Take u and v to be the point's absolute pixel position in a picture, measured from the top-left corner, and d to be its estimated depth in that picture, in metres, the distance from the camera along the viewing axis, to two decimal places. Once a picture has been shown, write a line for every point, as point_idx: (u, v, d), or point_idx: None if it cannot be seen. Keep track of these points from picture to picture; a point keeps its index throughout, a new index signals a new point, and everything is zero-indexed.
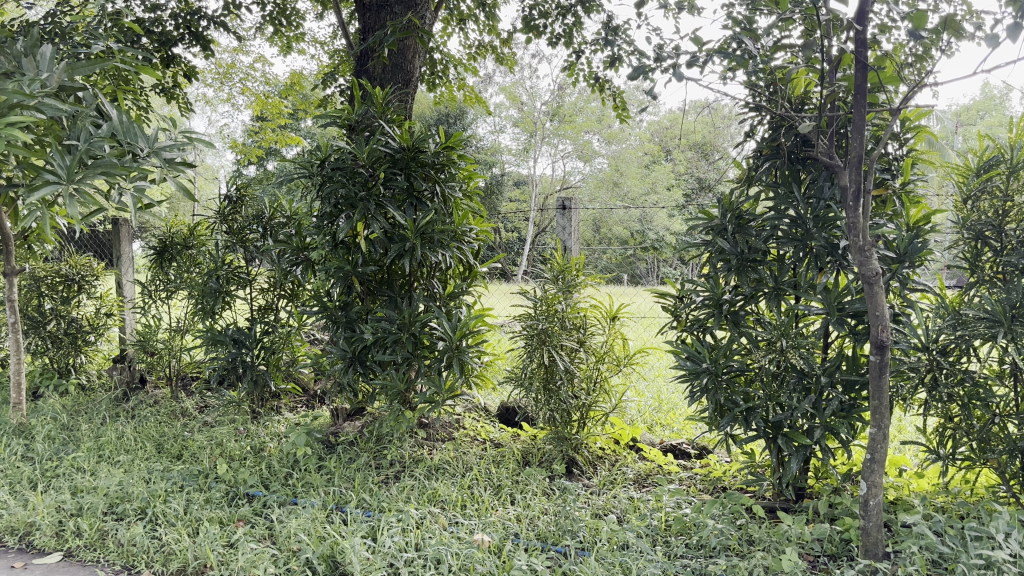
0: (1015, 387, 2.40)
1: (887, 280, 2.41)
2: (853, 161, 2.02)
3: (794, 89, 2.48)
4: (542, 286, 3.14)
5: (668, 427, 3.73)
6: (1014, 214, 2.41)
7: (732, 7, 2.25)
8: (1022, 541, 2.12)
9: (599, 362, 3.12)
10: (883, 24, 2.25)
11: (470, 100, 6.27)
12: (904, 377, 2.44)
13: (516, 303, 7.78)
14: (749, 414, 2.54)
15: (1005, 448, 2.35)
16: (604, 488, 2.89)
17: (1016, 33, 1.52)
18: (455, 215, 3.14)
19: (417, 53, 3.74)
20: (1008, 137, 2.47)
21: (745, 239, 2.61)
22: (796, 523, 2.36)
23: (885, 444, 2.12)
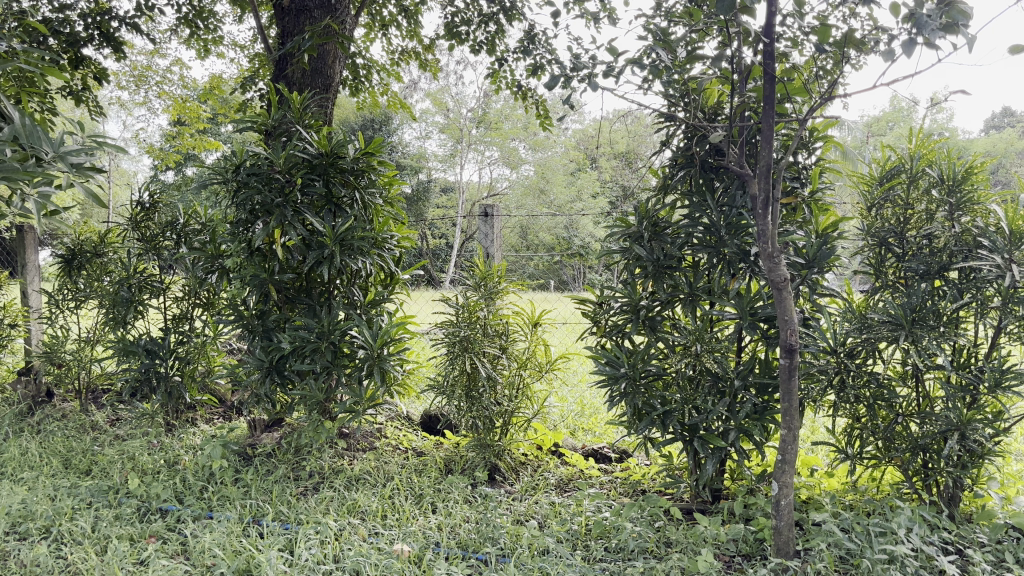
0: (917, 388, 2.50)
1: (796, 286, 2.50)
2: (762, 169, 2.06)
3: (708, 99, 2.55)
4: (464, 293, 3.13)
5: (590, 431, 3.76)
6: (915, 221, 2.52)
7: (649, 19, 2.29)
8: (923, 536, 2.21)
9: (521, 369, 3.14)
10: (790, 37, 2.33)
11: (394, 107, 6.22)
12: (814, 379, 2.50)
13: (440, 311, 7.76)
14: (666, 418, 2.58)
15: (908, 445, 2.44)
16: (526, 494, 2.90)
17: (911, 48, 1.59)
18: (375, 222, 3.12)
19: (337, 58, 3.70)
20: (909, 148, 2.57)
21: (661, 246, 2.66)
22: (711, 524, 2.40)
23: (795, 445, 2.18)
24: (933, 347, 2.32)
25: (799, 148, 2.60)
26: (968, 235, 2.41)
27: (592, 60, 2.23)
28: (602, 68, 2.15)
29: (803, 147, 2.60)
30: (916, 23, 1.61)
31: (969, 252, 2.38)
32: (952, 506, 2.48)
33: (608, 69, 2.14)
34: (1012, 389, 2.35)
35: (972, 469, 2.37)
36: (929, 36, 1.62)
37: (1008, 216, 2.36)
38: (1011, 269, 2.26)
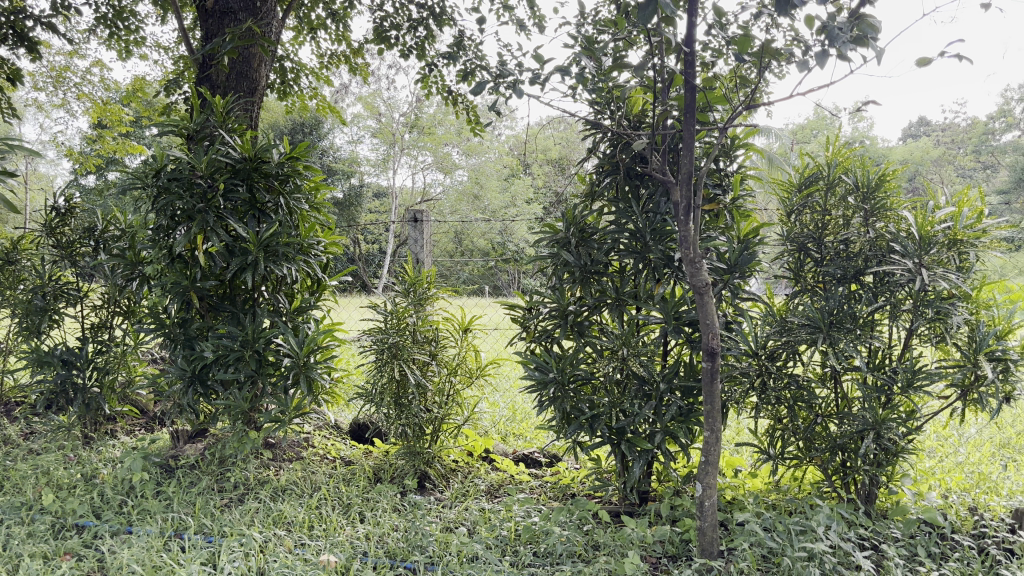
0: (835, 389, 2.58)
1: (719, 290, 2.54)
2: (685, 176, 2.11)
3: (632, 107, 2.59)
4: (393, 299, 3.11)
5: (521, 436, 3.77)
6: (832, 226, 2.59)
7: (574, 26, 2.31)
8: (841, 533, 2.28)
9: (451, 375, 3.13)
10: (712, 47, 2.38)
11: (324, 111, 6.14)
12: (736, 382, 2.56)
13: (370, 319, 7.68)
14: (594, 422, 2.60)
15: (827, 445, 2.51)
16: (456, 501, 2.89)
17: (823, 61, 1.63)
18: (302, 228, 3.09)
19: (262, 61, 3.65)
20: (826, 155, 2.64)
21: (588, 251, 2.67)
22: (638, 527, 2.43)
23: (718, 446, 2.22)
24: (850, 349, 2.40)
25: (720, 155, 2.65)
26: (882, 240, 2.50)
27: (517, 68, 2.24)
28: (528, 76, 2.16)
29: (724, 154, 2.65)
30: (828, 34, 1.65)
31: (883, 256, 2.47)
32: (869, 504, 2.58)
33: (534, 77, 2.15)
34: (923, 389, 2.44)
35: (887, 466, 2.46)
36: (840, 47, 1.67)
37: (918, 222, 2.45)
38: (922, 273, 2.34)
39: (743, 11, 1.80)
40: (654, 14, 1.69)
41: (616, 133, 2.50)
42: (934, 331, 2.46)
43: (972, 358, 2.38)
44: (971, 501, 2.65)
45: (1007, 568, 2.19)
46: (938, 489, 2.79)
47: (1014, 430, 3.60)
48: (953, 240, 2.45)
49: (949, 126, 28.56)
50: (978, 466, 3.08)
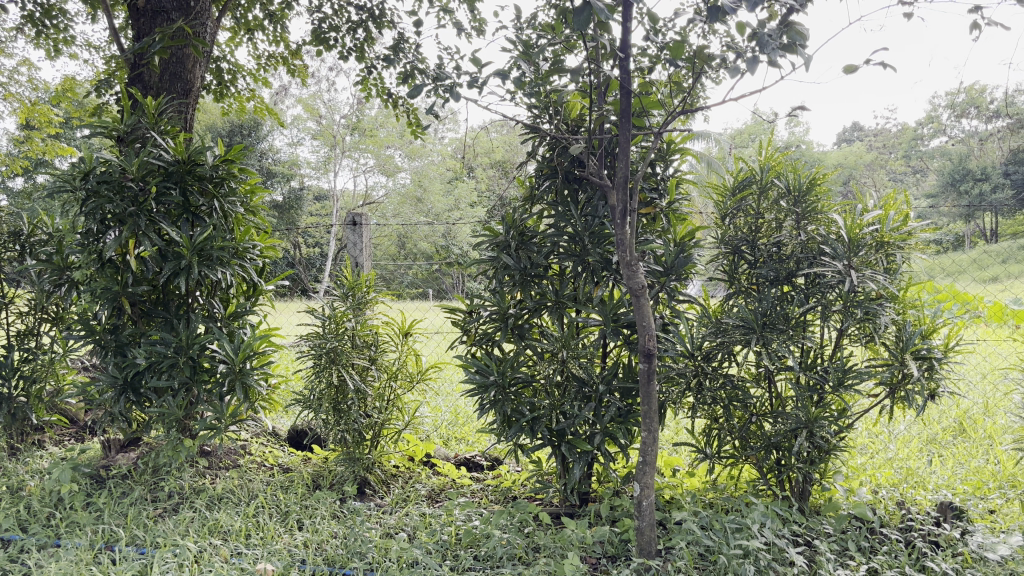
0: (769, 389, 2.63)
1: (656, 292, 2.58)
2: (621, 180, 2.13)
3: (570, 111, 2.61)
4: (331, 303, 3.08)
5: (463, 440, 3.76)
6: (765, 229, 2.65)
7: (512, 30, 2.32)
8: (775, 530, 2.32)
9: (391, 380, 3.11)
10: (647, 53, 2.41)
11: (262, 113, 6.04)
12: (673, 382, 2.59)
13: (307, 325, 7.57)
14: (535, 424, 2.61)
15: (761, 444, 2.57)
16: (396, 507, 2.87)
17: (754, 67, 1.66)
18: (236, 231, 3.05)
19: (196, 62, 3.58)
20: (759, 160, 2.69)
21: (527, 254, 2.68)
22: (578, 528, 2.44)
23: (655, 446, 2.25)
24: (783, 350, 2.46)
25: (656, 159, 2.69)
26: (813, 242, 2.56)
27: (455, 71, 2.24)
28: (465, 79, 2.16)
29: (660, 159, 2.70)
30: (759, 41, 1.68)
31: (814, 259, 2.53)
32: (802, 500, 2.64)
33: (472, 80, 2.15)
34: (853, 387, 2.51)
35: (820, 464, 2.52)
36: (770, 55, 1.70)
37: (848, 225, 2.51)
38: (851, 274, 2.41)
39: (678, 17, 1.83)
40: (590, 20, 1.69)
41: (553, 137, 2.52)
42: (863, 331, 2.53)
43: (899, 357, 2.46)
44: (899, 495, 2.73)
45: (933, 560, 2.26)
46: (868, 484, 2.86)
47: (940, 426, 3.71)
48: (880, 243, 2.53)
49: (881, 132, 29.38)
50: (906, 462, 3.18)
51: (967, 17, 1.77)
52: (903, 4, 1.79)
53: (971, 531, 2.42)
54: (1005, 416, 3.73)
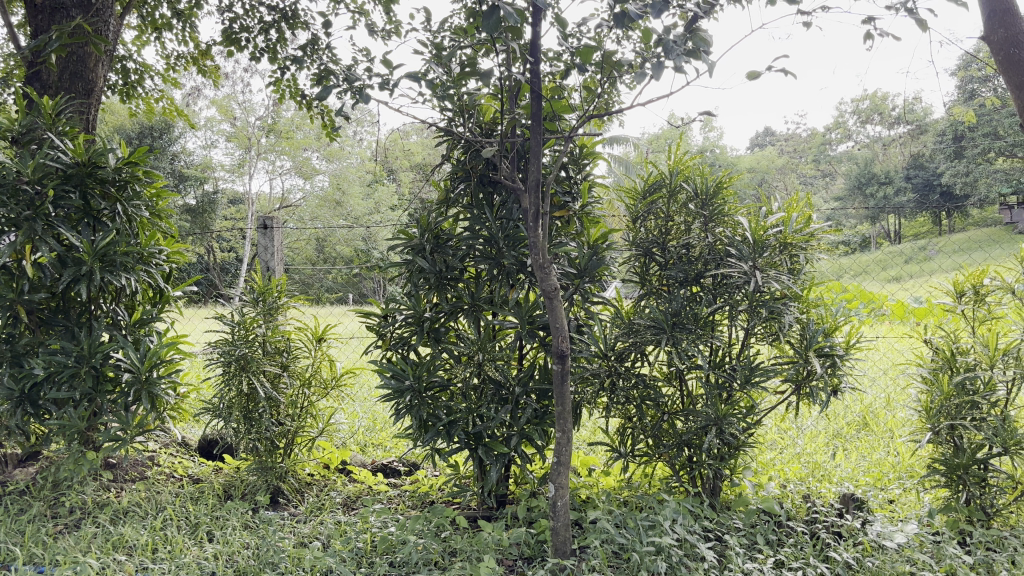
0: (680, 388, 2.69)
1: (570, 294, 2.60)
2: (533, 183, 2.15)
3: (482, 115, 2.63)
4: (240, 309, 3.01)
5: (380, 446, 3.72)
6: (675, 232, 2.70)
7: (424, 32, 2.30)
8: (686, 526, 2.37)
9: (304, 387, 3.06)
10: (559, 57, 2.44)
11: (171, 114, 5.86)
12: (587, 383, 2.63)
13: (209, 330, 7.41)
14: (451, 428, 2.61)
15: (674, 441, 2.61)
16: (311, 515, 2.82)
17: (659, 72, 1.69)
18: (142, 236, 2.96)
19: (99, 62, 3.46)
20: (668, 164, 2.74)
21: (442, 258, 2.67)
22: (495, 530, 2.45)
23: (569, 446, 2.27)
24: (692, 349, 2.51)
25: (569, 163, 2.72)
26: (720, 244, 2.61)
27: (367, 72, 2.22)
28: (376, 81, 2.14)
29: (573, 162, 2.73)
30: (664, 47, 1.71)
31: (720, 261, 2.58)
32: (713, 496, 2.69)
33: (383, 82, 2.14)
34: (760, 384, 2.58)
35: (729, 460, 2.59)
36: (676, 60, 1.74)
37: (752, 226, 2.60)
38: (756, 275, 2.48)
39: (586, 21, 1.85)
40: (501, 23, 1.71)
41: (466, 140, 2.52)
42: (768, 331, 2.61)
43: (802, 355, 2.54)
44: (805, 489, 2.82)
45: (836, 551, 2.34)
46: (776, 479, 2.95)
47: (844, 421, 3.85)
48: (783, 244, 2.61)
49: (791, 137, 30.32)
50: (812, 456, 3.28)
51: (859, 27, 1.84)
52: (802, 13, 1.86)
53: (871, 521, 2.52)
54: (904, 410, 3.89)
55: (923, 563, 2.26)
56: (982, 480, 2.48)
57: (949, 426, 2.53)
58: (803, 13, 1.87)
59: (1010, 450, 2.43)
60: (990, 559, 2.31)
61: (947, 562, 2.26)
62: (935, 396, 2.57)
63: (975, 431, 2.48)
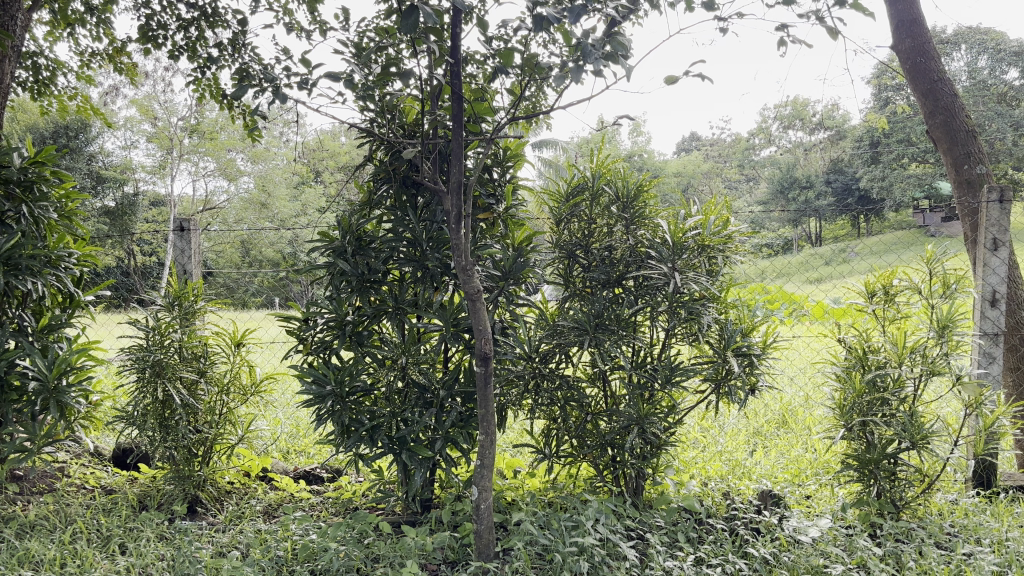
0: (604, 388, 2.71)
1: (494, 296, 2.60)
2: (455, 184, 2.14)
3: (405, 116, 2.60)
4: (155, 314, 2.92)
5: (303, 452, 3.66)
6: (598, 234, 2.72)
7: (344, 31, 2.27)
8: (609, 526, 2.39)
9: (222, 393, 2.99)
10: (482, 59, 2.43)
11: (86, 113, 5.66)
12: (512, 385, 2.63)
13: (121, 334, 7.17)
14: (374, 433, 2.58)
15: (597, 442, 2.63)
16: (230, 524, 2.76)
17: (578, 77, 1.70)
18: (49, 239, 2.85)
19: (6, 58, 3.32)
20: (590, 167, 2.76)
21: (365, 261, 2.62)
22: (419, 535, 2.43)
23: (493, 448, 2.27)
24: (615, 349, 2.54)
25: (493, 165, 2.73)
26: (641, 246, 2.65)
27: (285, 72, 2.17)
28: (295, 80, 2.10)
29: (497, 164, 2.73)
30: (583, 51, 1.72)
31: (641, 262, 2.62)
32: (636, 495, 2.73)
33: (302, 81, 2.10)
34: (680, 384, 2.62)
35: (651, 459, 2.63)
36: (594, 64, 1.75)
37: (671, 229, 2.61)
38: (675, 276, 2.53)
39: (507, 23, 1.85)
40: (419, 24, 1.69)
41: (388, 142, 2.49)
42: (688, 330, 2.64)
43: (721, 354, 2.59)
44: (725, 487, 2.88)
45: (753, 547, 2.39)
46: (697, 477, 3.00)
47: (764, 419, 3.93)
48: (702, 246, 2.66)
49: (716, 142, 30.96)
50: (733, 454, 3.35)
51: (774, 33, 1.89)
52: (718, 19, 1.90)
53: (788, 516, 2.58)
54: (821, 408, 4.00)
55: (836, 556, 2.33)
56: (891, 473, 2.57)
57: (862, 423, 2.61)
58: (720, 19, 1.91)
59: (918, 444, 2.52)
60: (899, 551, 2.39)
61: (859, 554, 2.33)
62: (849, 394, 2.64)
63: (885, 427, 2.56)
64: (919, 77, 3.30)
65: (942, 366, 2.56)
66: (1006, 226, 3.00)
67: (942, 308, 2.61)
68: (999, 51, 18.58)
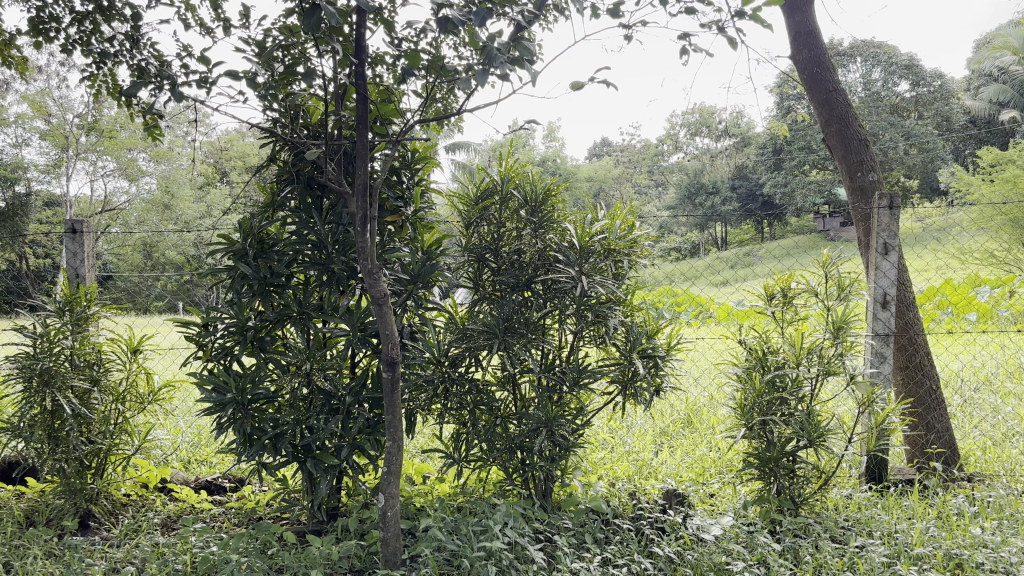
0: (514, 391, 2.71)
1: (403, 301, 2.57)
2: (360, 187, 2.10)
3: (309, 116, 2.55)
4: (43, 320, 2.78)
5: (205, 462, 3.55)
6: (507, 237, 2.72)
7: (246, 29, 2.20)
8: (516, 529, 2.40)
9: (118, 402, 2.86)
10: (388, 60, 2.41)
11: None
12: (420, 390, 2.60)
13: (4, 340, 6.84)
14: (278, 441, 2.51)
15: (506, 445, 2.63)
16: (125, 539, 2.65)
17: (483, 81, 1.70)
18: None
19: None
20: (499, 170, 2.76)
21: (267, 263, 2.54)
22: (324, 544, 2.38)
23: (400, 455, 2.25)
24: (524, 353, 2.54)
25: (401, 168, 2.70)
26: (549, 250, 2.66)
27: (183, 69, 2.10)
28: (193, 78, 2.04)
29: (405, 167, 2.71)
30: (487, 55, 1.72)
31: (549, 266, 2.64)
32: (545, 498, 2.74)
33: (201, 79, 2.04)
34: (588, 386, 2.65)
35: (560, 461, 2.64)
36: (499, 68, 1.75)
37: (578, 233, 2.64)
38: (582, 280, 2.55)
39: (414, 25, 1.84)
40: (322, 22, 1.65)
41: (292, 142, 2.43)
42: (595, 333, 2.67)
43: (627, 356, 2.63)
44: (632, 487, 2.93)
45: (658, 547, 2.44)
46: (605, 477, 3.04)
47: (670, 419, 4.01)
48: (608, 250, 2.68)
49: (626, 148, 31.50)
50: (639, 454, 3.40)
51: (676, 42, 1.94)
52: (623, 27, 1.94)
53: (692, 515, 2.63)
54: (724, 407, 4.10)
55: (738, 553, 2.39)
56: (790, 471, 2.65)
57: (762, 422, 2.67)
58: (623, 26, 1.95)
59: (815, 442, 2.62)
60: (796, 545, 2.47)
61: (759, 551, 2.39)
62: (748, 393, 2.71)
63: (784, 425, 2.64)
64: (815, 87, 3.42)
65: (837, 366, 2.66)
66: (895, 231, 3.14)
67: (837, 310, 2.71)
68: (891, 64, 19.45)
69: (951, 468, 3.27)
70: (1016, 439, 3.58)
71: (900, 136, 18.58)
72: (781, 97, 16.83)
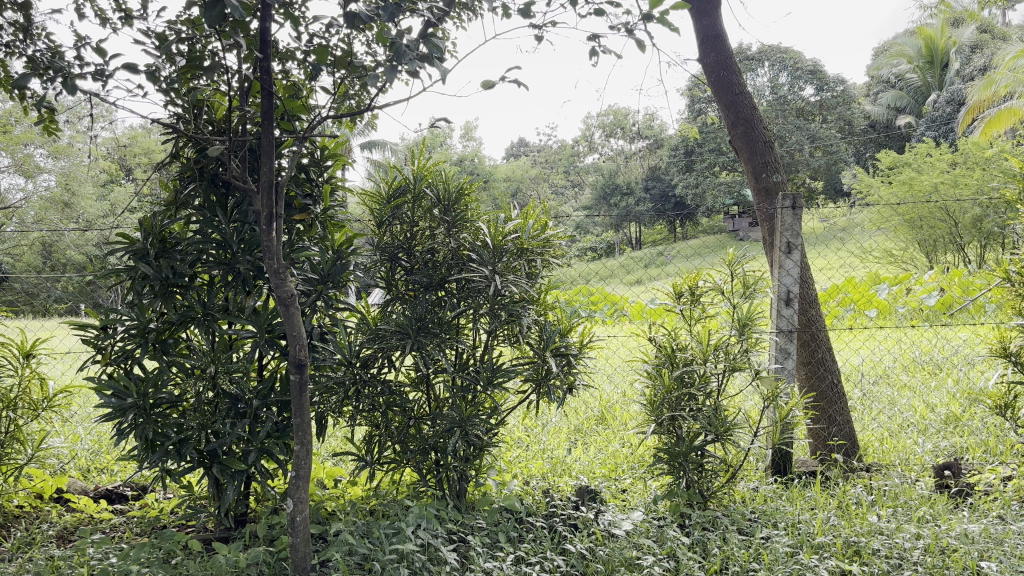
0: (427, 392, 2.68)
1: (312, 301, 2.53)
2: (266, 184, 2.05)
3: (213, 111, 2.48)
4: None
5: (105, 470, 3.42)
6: (419, 236, 2.69)
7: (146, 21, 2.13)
8: (429, 530, 2.38)
9: (8, 410, 2.72)
10: (295, 56, 2.36)
11: None
12: (330, 392, 2.55)
13: None
14: (182, 446, 2.43)
15: (419, 446, 2.61)
16: (17, 552, 2.52)
17: (392, 78, 1.68)
18: None
19: None
20: (411, 168, 2.73)
21: (169, 263, 2.45)
22: (231, 552, 2.31)
23: (309, 458, 2.20)
24: (437, 353, 2.52)
25: (310, 166, 2.65)
26: (462, 250, 2.65)
27: (78, 61, 2.01)
28: (88, 70, 1.95)
29: (314, 164, 2.66)
30: (396, 51, 1.69)
31: (462, 265, 2.62)
32: (459, 498, 2.73)
33: (97, 72, 1.95)
34: (502, 385, 2.64)
35: (474, 461, 2.63)
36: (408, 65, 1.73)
37: (491, 232, 2.64)
38: (496, 278, 2.54)
39: (322, 19, 1.79)
40: (226, 14, 1.59)
41: (195, 139, 2.36)
42: (509, 332, 2.66)
43: (540, 355, 2.63)
44: (545, 485, 2.96)
45: (571, 543, 2.46)
46: (519, 476, 3.06)
47: (583, 416, 4.06)
48: (521, 249, 2.69)
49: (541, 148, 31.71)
50: (553, 451, 3.42)
51: (586, 42, 1.96)
52: (533, 26, 1.94)
53: (603, 511, 2.67)
54: (636, 404, 4.17)
55: (648, 547, 2.43)
56: (699, 465, 2.71)
57: (671, 418, 2.72)
58: (534, 26, 1.96)
59: (722, 436, 2.69)
60: (705, 538, 2.53)
61: (668, 544, 2.43)
62: (658, 390, 2.74)
63: (693, 420, 2.69)
64: (723, 91, 3.50)
65: (743, 362, 2.73)
66: (798, 231, 3.24)
67: (743, 308, 2.78)
68: (796, 69, 20.10)
69: (851, 459, 3.39)
70: (910, 430, 3.75)
71: (805, 139, 19.24)
72: (693, 100, 17.21)
